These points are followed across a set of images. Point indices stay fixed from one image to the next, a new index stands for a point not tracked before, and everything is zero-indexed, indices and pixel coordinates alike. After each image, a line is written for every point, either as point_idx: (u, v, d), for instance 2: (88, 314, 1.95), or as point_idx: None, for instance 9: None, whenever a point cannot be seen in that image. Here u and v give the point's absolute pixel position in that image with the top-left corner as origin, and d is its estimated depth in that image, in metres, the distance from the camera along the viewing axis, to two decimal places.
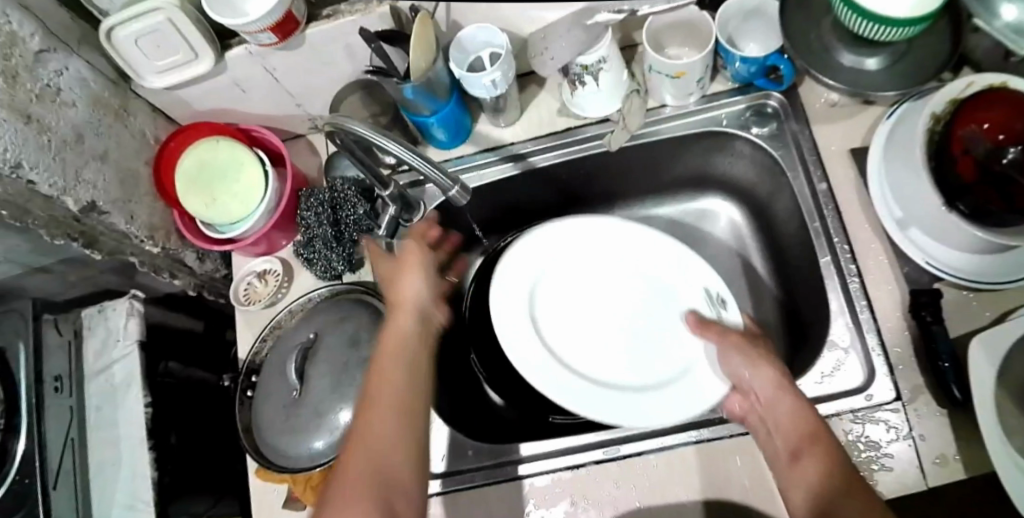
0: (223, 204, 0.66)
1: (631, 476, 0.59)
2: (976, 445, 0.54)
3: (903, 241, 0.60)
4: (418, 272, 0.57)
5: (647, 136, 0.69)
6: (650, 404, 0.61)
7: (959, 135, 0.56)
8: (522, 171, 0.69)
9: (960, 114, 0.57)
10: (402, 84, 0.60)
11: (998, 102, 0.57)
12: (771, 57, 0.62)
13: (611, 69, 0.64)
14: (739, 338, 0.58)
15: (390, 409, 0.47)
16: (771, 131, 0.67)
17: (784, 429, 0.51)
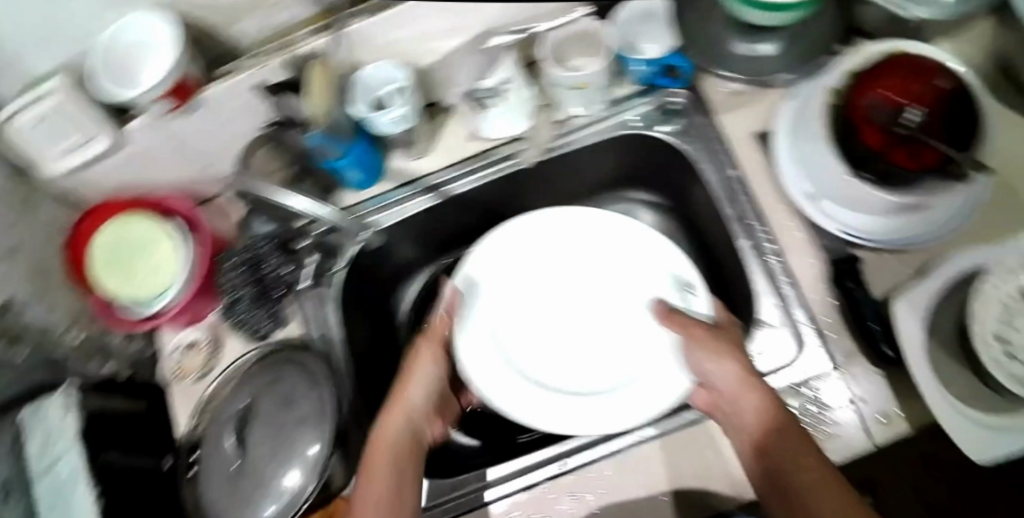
0: (143, 280, 0.65)
1: (587, 485, 0.59)
2: (911, 398, 0.57)
3: (818, 214, 0.62)
4: (423, 376, 0.62)
5: (563, 148, 0.69)
6: (624, 401, 0.61)
7: (861, 104, 0.57)
8: (440, 201, 0.69)
9: (860, 83, 0.58)
10: (306, 133, 0.60)
11: (896, 67, 0.58)
12: (670, 56, 0.63)
13: (517, 89, 0.65)
14: (704, 329, 0.57)
15: (384, 497, 0.51)
16: (679, 128, 0.67)
17: (750, 418, 0.51)
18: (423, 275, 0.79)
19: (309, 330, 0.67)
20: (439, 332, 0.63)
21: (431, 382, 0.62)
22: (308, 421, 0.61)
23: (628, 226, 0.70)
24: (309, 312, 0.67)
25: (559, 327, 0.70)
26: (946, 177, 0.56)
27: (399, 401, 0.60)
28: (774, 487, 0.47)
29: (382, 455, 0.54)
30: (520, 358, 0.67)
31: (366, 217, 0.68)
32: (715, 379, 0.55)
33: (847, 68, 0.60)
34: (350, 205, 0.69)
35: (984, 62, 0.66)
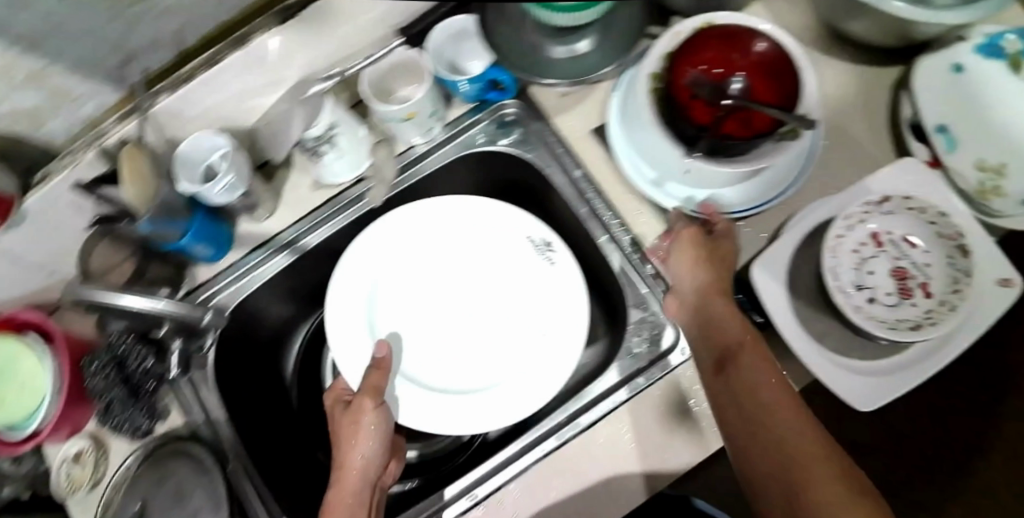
0: (10, 404, 0.62)
1: (500, 507, 0.60)
2: (787, 356, 0.59)
3: (665, 199, 0.63)
4: (373, 434, 0.57)
5: (410, 179, 0.69)
6: (529, 378, 0.62)
7: (682, 83, 0.58)
8: (296, 257, 0.68)
9: (676, 62, 0.59)
10: (135, 224, 0.56)
11: (708, 39, 0.59)
12: (491, 70, 0.62)
13: (346, 131, 0.62)
14: (695, 233, 0.59)
15: None
16: (518, 138, 0.67)
17: (710, 329, 0.53)
18: (309, 322, 0.77)
19: (192, 416, 0.65)
20: (372, 387, 0.58)
21: (382, 436, 0.57)
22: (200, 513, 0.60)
23: (471, 205, 0.69)
24: (189, 397, 0.65)
25: (445, 319, 0.69)
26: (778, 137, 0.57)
27: (347, 472, 0.55)
28: (736, 406, 0.47)
29: None
30: (416, 367, 0.66)
31: (225, 289, 0.67)
32: (685, 280, 0.57)
33: (659, 52, 0.60)
34: (206, 278, 0.67)
35: (793, 12, 0.67)
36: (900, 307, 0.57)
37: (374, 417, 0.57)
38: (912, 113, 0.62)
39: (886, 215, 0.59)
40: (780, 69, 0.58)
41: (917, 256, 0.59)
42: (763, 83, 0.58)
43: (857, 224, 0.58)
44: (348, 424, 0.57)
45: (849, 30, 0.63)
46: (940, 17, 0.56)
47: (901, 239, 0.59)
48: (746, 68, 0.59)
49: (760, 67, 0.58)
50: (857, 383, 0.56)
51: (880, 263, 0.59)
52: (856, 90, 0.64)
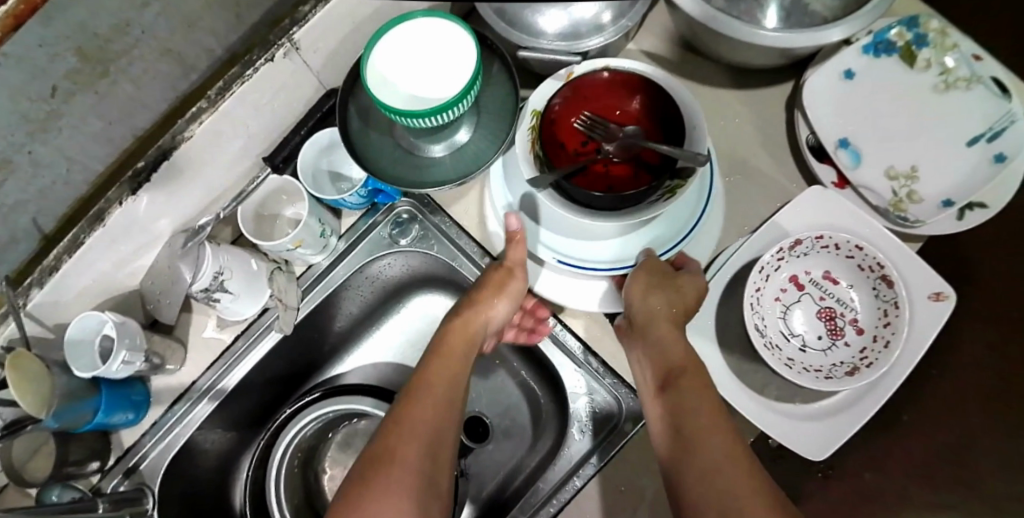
0: None
1: None
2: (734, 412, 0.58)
3: (549, 261, 0.59)
4: (508, 299, 0.58)
5: (317, 297, 0.66)
6: None
7: (568, 126, 0.57)
8: (219, 401, 0.65)
9: (562, 104, 0.57)
10: (41, 423, 0.53)
11: (604, 83, 0.57)
12: (370, 181, 0.61)
13: (235, 274, 0.59)
14: (651, 276, 0.54)
15: (443, 406, 0.52)
16: (415, 235, 0.66)
17: (671, 359, 0.50)
18: (254, 447, 0.73)
19: None
20: (518, 258, 0.58)
21: (512, 306, 0.59)
22: None
23: None
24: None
25: None
26: (653, 198, 0.54)
27: (472, 320, 0.58)
28: (673, 425, 0.46)
29: (454, 374, 0.55)
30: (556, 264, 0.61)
31: (153, 450, 0.63)
32: (639, 314, 0.54)
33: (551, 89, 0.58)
34: (131, 441, 0.64)
35: (669, 50, 0.65)
36: (832, 350, 0.56)
37: (521, 284, 0.59)
38: (809, 134, 0.60)
39: (801, 256, 0.58)
40: (670, 124, 0.56)
41: (841, 293, 0.58)
42: (650, 137, 0.56)
43: (772, 272, 0.57)
44: (495, 282, 0.58)
45: (722, 58, 0.62)
46: (821, 37, 0.54)
47: (822, 277, 0.58)
48: (636, 121, 0.57)
49: (653, 120, 0.56)
50: (805, 431, 0.54)
51: (805, 306, 0.58)
52: (749, 119, 0.63)
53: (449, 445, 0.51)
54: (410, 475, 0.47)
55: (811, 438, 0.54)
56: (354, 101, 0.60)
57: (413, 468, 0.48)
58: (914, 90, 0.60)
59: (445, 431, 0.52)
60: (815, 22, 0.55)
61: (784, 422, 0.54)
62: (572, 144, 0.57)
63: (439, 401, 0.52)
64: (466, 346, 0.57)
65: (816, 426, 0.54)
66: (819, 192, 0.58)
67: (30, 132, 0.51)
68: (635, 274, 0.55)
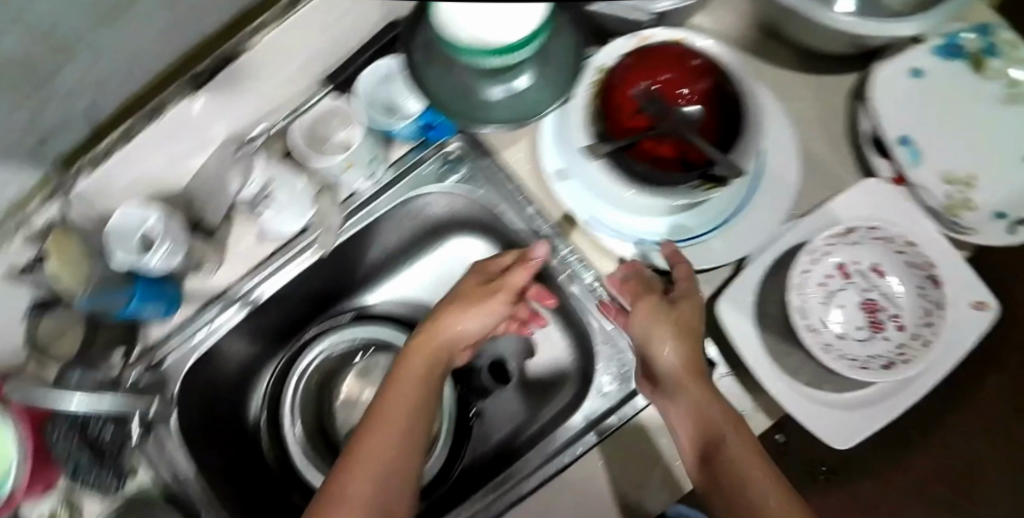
0: None
1: None
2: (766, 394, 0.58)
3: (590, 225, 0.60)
4: (489, 314, 0.58)
5: (361, 221, 0.67)
6: (699, 253, 0.59)
7: (629, 95, 0.59)
8: (251, 309, 0.66)
9: (626, 72, 0.59)
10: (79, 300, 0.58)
11: (671, 56, 0.59)
12: (426, 114, 0.61)
13: (284, 184, 0.62)
14: (661, 304, 0.53)
15: (405, 413, 0.51)
16: (466, 174, 0.65)
17: (682, 392, 0.49)
18: (276, 362, 0.74)
19: (159, 474, 0.62)
20: (512, 281, 0.58)
21: (486, 321, 0.58)
22: None
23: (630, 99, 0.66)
24: (154, 455, 0.63)
25: None
26: (682, 182, 0.56)
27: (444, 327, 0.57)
28: (726, 502, 0.43)
29: (409, 387, 0.53)
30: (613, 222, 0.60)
31: (179, 349, 0.65)
32: (668, 365, 0.51)
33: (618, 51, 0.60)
34: (157, 337, 0.65)
35: (742, 26, 0.64)
36: (871, 342, 0.57)
37: (502, 306, 0.58)
38: (871, 125, 0.60)
39: (853, 245, 0.58)
40: (728, 110, 0.58)
41: (885, 286, 0.59)
42: (707, 118, 0.58)
43: (821, 257, 0.58)
44: (470, 296, 0.58)
45: (791, 37, 0.62)
46: (895, 29, 0.54)
47: (870, 269, 0.59)
48: (698, 103, 0.58)
49: (714, 102, 0.58)
50: (832, 420, 0.54)
51: (847, 297, 0.59)
52: (812, 106, 0.62)
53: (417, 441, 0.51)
54: (374, 479, 0.47)
55: (836, 427, 0.54)
56: (420, 33, 0.57)
57: (379, 472, 0.47)
58: (980, 98, 0.60)
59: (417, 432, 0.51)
60: (887, 14, 0.55)
61: (810, 407, 0.54)
62: (630, 112, 0.59)
63: (405, 411, 0.51)
64: (432, 355, 0.56)
65: (843, 414, 0.54)
66: (873, 184, 0.57)
67: (95, 21, 0.50)
68: (638, 307, 0.54)
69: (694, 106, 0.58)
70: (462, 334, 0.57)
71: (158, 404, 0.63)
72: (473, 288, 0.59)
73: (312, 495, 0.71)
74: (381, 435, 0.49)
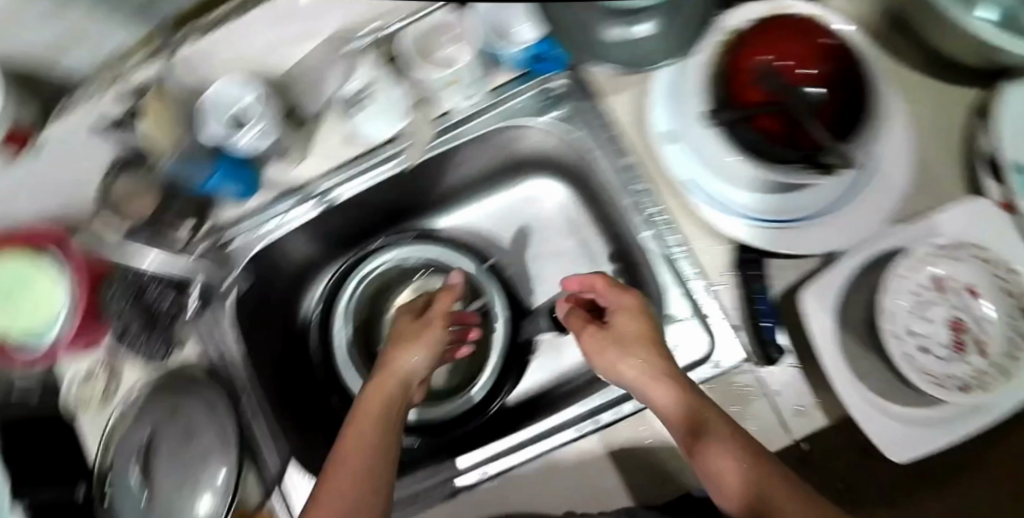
0: (22, 310, 0.60)
1: (515, 489, 0.62)
2: (824, 386, 0.60)
3: (687, 190, 0.62)
4: (419, 348, 0.61)
5: (448, 142, 0.66)
6: (788, 236, 0.60)
7: (753, 65, 0.59)
8: (325, 208, 0.67)
9: (754, 41, 0.60)
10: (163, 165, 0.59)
11: (802, 36, 0.59)
12: (541, 44, 0.60)
13: (384, 86, 0.61)
14: (614, 347, 0.57)
15: (373, 426, 0.55)
16: (565, 113, 0.65)
17: (672, 418, 0.52)
18: (336, 265, 0.76)
19: (211, 351, 0.65)
20: (442, 309, 0.64)
21: (424, 357, 0.61)
22: (210, 451, 0.60)
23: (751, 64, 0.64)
24: (204, 331, 0.66)
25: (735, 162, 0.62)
26: (790, 164, 0.57)
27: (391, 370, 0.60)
28: None
29: (376, 405, 0.57)
30: (716, 190, 0.61)
31: (251, 231, 0.66)
32: (661, 407, 0.53)
33: (748, 19, 0.61)
34: (231, 216, 0.66)
35: (876, 21, 0.65)
36: (954, 362, 0.57)
37: (439, 334, 0.62)
38: (987, 146, 0.59)
39: (953, 262, 0.57)
40: (849, 99, 0.58)
41: (977, 309, 0.58)
42: (828, 103, 0.58)
43: (921, 269, 0.57)
44: (410, 334, 0.62)
45: (924, 37, 0.61)
46: None
47: (965, 289, 0.58)
48: (821, 86, 0.58)
49: (836, 89, 0.58)
50: (895, 430, 0.55)
51: (939, 312, 0.58)
52: (926, 114, 0.63)
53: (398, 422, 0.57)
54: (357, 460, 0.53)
55: (899, 437, 0.55)
56: None
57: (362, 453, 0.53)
58: None
59: (395, 412, 0.58)
60: None
61: (874, 413, 0.55)
62: (753, 82, 0.59)
63: (370, 421, 0.55)
64: (398, 378, 0.59)
65: (896, 426, 0.55)
66: (980, 207, 0.57)
67: None
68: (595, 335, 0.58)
69: (818, 88, 0.58)
70: (406, 371, 0.60)
71: (223, 282, 0.66)
72: (410, 329, 0.63)
73: (351, 402, 0.73)
74: (344, 448, 0.53)
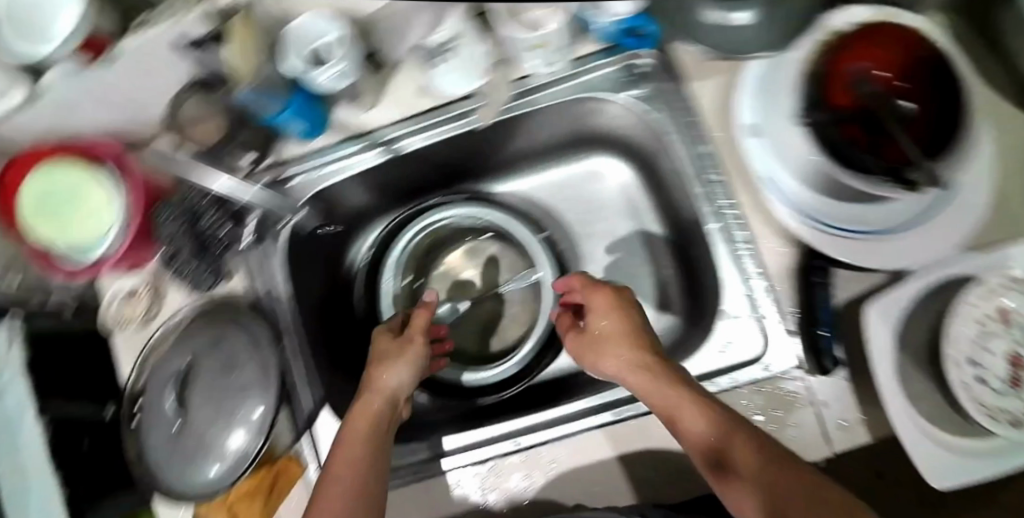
0: (71, 227, 0.59)
1: (538, 464, 0.61)
2: (875, 406, 0.57)
3: (761, 181, 0.60)
4: (404, 365, 0.61)
5: (521, 107, 0.65)
6: (861, 249, 0.58)
7: (849, 69, 0.57)
8: (387, 158, 0.67)
9: (856, 45, 0.57)
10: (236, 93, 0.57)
11: (908, 45, 0.57)
12: (635, 18, 0.58)
13: (468, 42, 0.59)
14: (591, 341, 0.59)
15: (361, 446, 0.55)
16: (646, 92, 0.63)
17: (674, 419, 0.51)
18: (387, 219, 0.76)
19: (258, 285, 0.65)
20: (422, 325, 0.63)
21: (407, 371, 0.61)
22: (250, 386, 0.60)
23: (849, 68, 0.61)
24: (254, 266, 0.66)
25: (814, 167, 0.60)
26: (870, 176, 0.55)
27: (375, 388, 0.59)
28: None
29: (361, 426, 0.56)
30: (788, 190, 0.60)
31: (311, 170, 0.66)
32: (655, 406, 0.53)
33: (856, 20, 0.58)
34: (292, 154, 0.66)
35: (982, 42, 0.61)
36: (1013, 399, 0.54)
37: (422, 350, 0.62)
38: None
39: None
40: (947, 116, 0.55)
41: None
42: (919, 119, 0.55)
43: (990, 297, 0.55)
44: (391, 351, 0.61)
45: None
46: None
47: None
48: (916, 100, 0.56)
49: (933, 105, 0.55)
50: (940, 459, 0.53)
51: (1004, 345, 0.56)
52: None
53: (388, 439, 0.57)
54: (350, 479, 0.53)
55: (942, 466, 0.53)
56: None
57: (355, 473, 0.53)
58: None
59: (385, 429, 0.57)
60: None
61: (917, 437, 0.54)
62: (845, 87, 0.57)
63: (359, 440, 0.55)
64: (384, 398, 0.59)
65: (945, 456, 0.53)
66: None
67: None
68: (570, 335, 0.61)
69: (910, 103, 0.56)
70: (389, 388, 0.59)
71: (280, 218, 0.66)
72: (390, 345, 0.62)
73: None
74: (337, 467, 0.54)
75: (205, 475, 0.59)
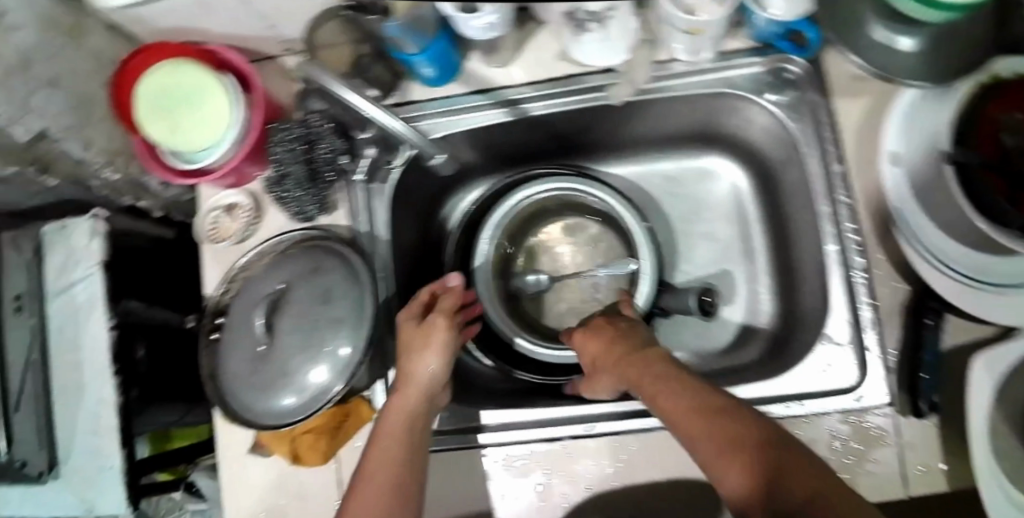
0: (185, 131, 0.57)
1: (608, 451, 0.61)
2: (963, 460, 0.56)
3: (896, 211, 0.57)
4: (434, 351, 0.59)
5: (660, 90, 0.64)
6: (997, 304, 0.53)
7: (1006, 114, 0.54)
8: (512, 118, 0.65)
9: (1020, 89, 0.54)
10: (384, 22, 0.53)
11: None
12: (801, 22, 0.57)
13: (620, 16, 0.56)
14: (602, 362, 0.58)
15: (397, 440, 0.55)
16: (787, 100, 0.63)
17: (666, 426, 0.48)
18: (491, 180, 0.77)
19: (357, 224, 0.65)
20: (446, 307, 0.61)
21: (436, 358, 0.59)
22: (343, 323, 0.58)
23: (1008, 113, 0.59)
24: (358, 204, 0.65)
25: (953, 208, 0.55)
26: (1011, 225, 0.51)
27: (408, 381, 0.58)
28: None
29: (396, 420, 0.55)
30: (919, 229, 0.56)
31: (432, 117, 0.64)
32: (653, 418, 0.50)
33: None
34: (417, 98, 0.65)
35: None
36: None
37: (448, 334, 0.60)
38: None
39: None
40: None
41: None
42: None
43: None
44: (421, 336, 0.59)
45: None
46: None
47: None
48: None
49: None
50: None
51: None
52: None
53: (423, 433, 0.56)
54: (387, 475, 0.52)
55: None
56: None
57: (394, 466, 0.53)
58: None
59: (422, 423, 0.56)
60: None
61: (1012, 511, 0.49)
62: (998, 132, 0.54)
63: (394, 433, 0.55)
64: (416, 389, 0.57)
65: None
66: None
67: None
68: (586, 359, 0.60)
69: None
70: (421, 376, 0.58)
71: (392, 159, 0.66)
72: (416, 332, 0.60)
73: None
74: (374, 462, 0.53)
75: (280, 405, 0.58)
